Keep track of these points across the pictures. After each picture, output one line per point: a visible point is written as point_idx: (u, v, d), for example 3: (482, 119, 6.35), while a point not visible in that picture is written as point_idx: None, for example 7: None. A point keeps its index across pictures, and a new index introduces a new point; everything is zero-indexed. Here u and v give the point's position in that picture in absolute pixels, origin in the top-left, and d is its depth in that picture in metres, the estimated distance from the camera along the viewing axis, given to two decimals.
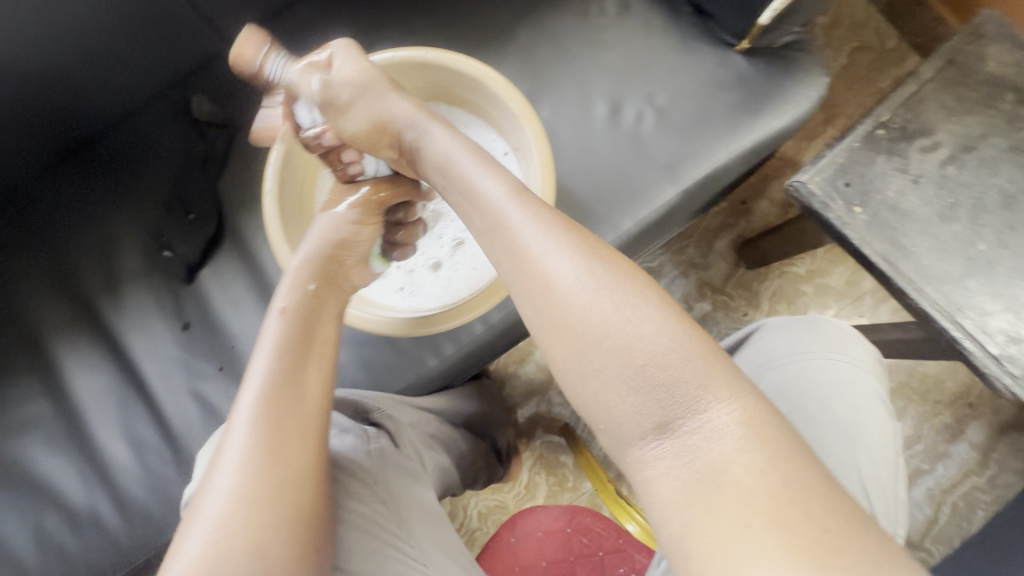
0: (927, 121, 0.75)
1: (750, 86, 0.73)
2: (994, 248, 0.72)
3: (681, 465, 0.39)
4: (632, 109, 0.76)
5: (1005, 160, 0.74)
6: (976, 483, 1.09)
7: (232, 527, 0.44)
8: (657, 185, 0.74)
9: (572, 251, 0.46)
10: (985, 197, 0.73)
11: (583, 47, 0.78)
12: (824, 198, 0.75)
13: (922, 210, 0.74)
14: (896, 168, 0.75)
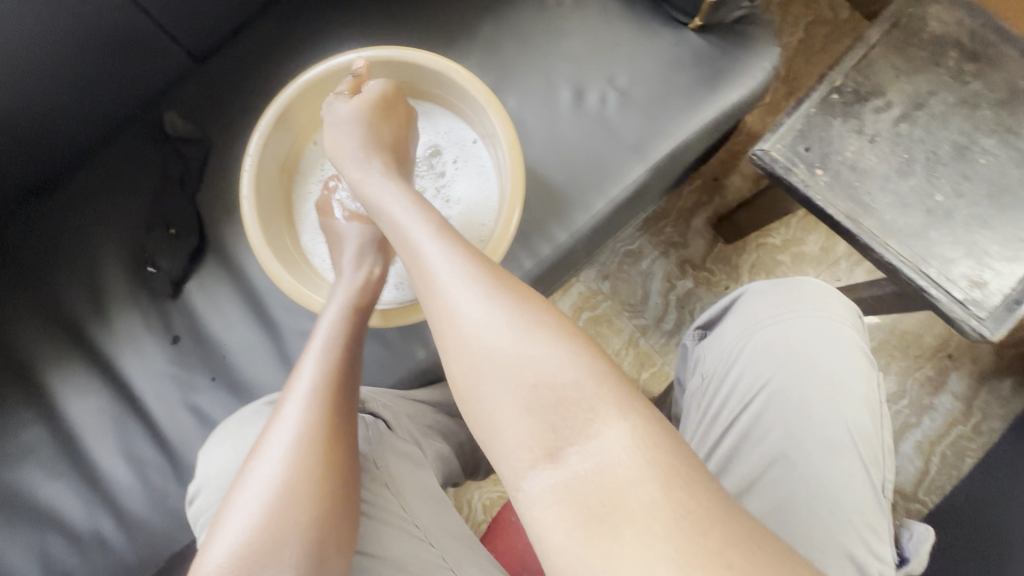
0: (879, 82, 0.79)
1: (706, 62, 0.76)
2: (952, 198, 0.75)
3: (576, 499, 0.38)
4: (596, 93, 0.78)
5: (955, 113, 0.77)
6: (962, 432, 1.12)
7: (289, 496, 0.49)
8: (625, 165, 0.76)
9: (475, 280, 0.46)
10: (940, 151, 0.76)
11: (543, 37, 0.80)
12: (788, 164, 0.77)
13: (881, 168, 0.77)
14: (854, 129, 0.78)
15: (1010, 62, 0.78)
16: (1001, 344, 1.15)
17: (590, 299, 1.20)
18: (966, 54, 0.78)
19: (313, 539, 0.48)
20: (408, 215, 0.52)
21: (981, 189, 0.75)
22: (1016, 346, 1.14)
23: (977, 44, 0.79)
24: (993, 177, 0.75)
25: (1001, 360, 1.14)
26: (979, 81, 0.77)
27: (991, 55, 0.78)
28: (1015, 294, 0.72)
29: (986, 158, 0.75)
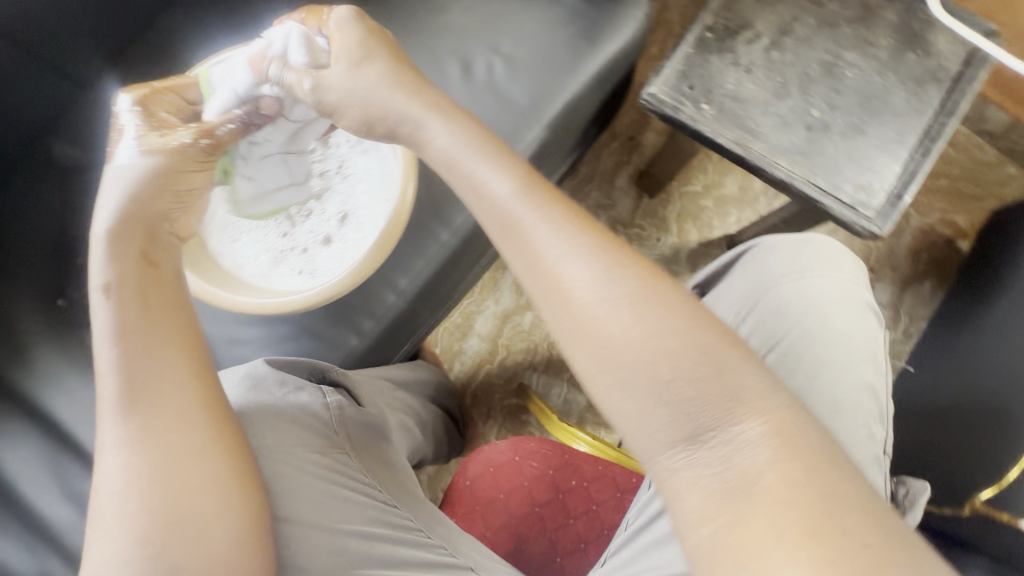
0: (747, 15, 0.83)
1: (581, 19, 0.80)
2: (829, 111, 0.80)
3: (712, 474, 0.44)
4: (484, 63, 0.80)
5: (819, 34, 0.82)
6: (894, 337, 1.19)
7: (132, 492, 0.49)
8: (521, 126, 0.78)
9: (593, 262, 0.48)
10: (812, 69, 0.81)
11: (425, 17, 0.82)
12: (676, 103, 0.81)
13: (761, 93, 0.81)
14: (731, 62, 0.82)
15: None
16: (916, 250, 1.22)
17: None
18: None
19: (171, 524, 0.48)
20: (511, 197, 0.51)
21: (853, 99, 0.80)
22: (929, 249, 1.22)
23: None
24: (861, 87, 0.81)
25: (917, 264, 1.22)
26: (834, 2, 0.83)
27: None
28: (896, 190, 0.78)
29: (852, 71, 0.81)
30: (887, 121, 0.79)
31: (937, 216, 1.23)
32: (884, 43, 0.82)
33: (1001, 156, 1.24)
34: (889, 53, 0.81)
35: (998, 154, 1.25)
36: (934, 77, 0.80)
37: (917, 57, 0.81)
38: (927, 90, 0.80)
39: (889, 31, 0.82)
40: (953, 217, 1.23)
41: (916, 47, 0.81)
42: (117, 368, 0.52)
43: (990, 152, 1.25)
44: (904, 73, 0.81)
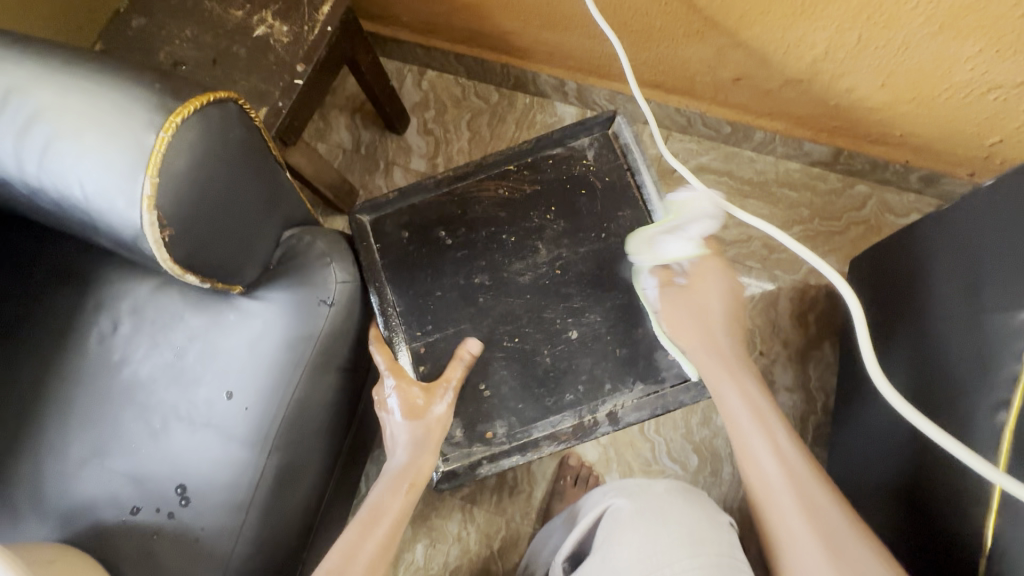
0: (429, 290, 0.76)
1: (275, 313, 0.68)
2: (581, 313, 0.74)
3: (797, 534, 0.51)
4: (188, 402, 0.68)
5: (498, 256, 0.76)
6: (817, 421, 1.04)
7: (340, 542, 0.59)
8: (245, 465, 0.66)
9: (771, 447, 0.56)
10: (527, 294, 0.75)
11: (110, 374, 0.70)
12: (470, 450, 0.71)
13: (516, 350, 0.73)
14: (443, 313, 0.76)
15: (482, 186, 0.80)
16: (801, 313, 1.09)
17: None
18: (453, 222, 0.78)
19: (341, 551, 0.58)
20: (739, 400, 0.60)
21: (588, 285, 0.75)
22: (814, 308, 1.08)
23: (433, 214, 0.79)
24: (599, 280, 0.75)
25: (808, 329, 1.08)
26: (481, 224, 0.78)
27: (458, 195, 0.79)
28: None
29: (562, 262, 0.76)
30: (635, 271, 0.75)
31: (808, 268, 1.10)
32: (552, 219, 0.78)
33: (844, 178, 1.14)
34: (566, 221, 0.77)
35: (842, 178, 1.14)
36: (626, 197, 0.77)
37: (588, 200, 0.78)
38: (634, 212, 0.77)
39: (543, 204, 0.78)
40: None
41: (578, 190, 0.78)
42: (382, 487, 0.64)
43: (832, 178, 1.14)
44: (603, 222, 0.76)
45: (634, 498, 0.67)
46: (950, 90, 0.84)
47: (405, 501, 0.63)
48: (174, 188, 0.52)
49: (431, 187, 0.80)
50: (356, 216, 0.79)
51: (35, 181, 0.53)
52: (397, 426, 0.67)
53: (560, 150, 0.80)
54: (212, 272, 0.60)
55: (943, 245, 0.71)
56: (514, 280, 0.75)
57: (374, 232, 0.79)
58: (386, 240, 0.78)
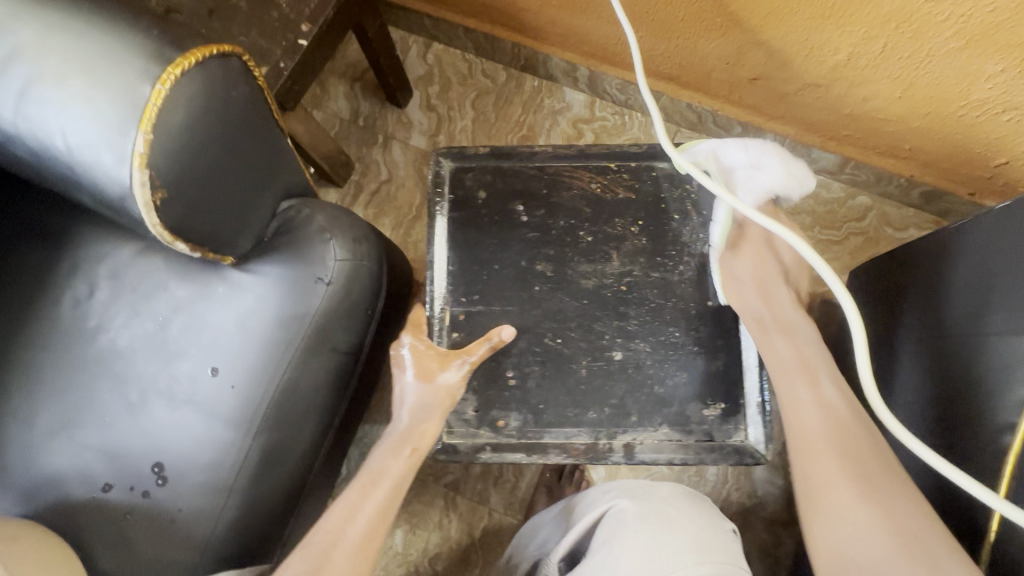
0: (488, 263, 0.74)
1: (268, 288, 0.64)
2: (626, 316, 0.72)
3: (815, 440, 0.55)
4: (168, 377, 0.64)
5: (568, 251, 0.74)
6: None
7: (341, 502, 0.58)
8: (228, 446, 0.62)
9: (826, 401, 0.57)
10: (585, 299, 0.72)
11: (84, 341, 0.66)
12: (475, 434, 0.70)
13: (556, 352, 0.71)
14: (493, 288, 0.73)
15: (575, 173, 0.76)
16: None
17: None
18: (535, 199, 0.75)
19: (331, 514, 0.57)
20: (784, 347, 0.62)
21: (650, 281, 0.72)
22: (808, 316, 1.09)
23: (513, 197, 0.76)
24: (648, 291, 0.72)
25: None
26: (564, 212, 0.75)
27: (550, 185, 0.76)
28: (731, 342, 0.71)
29: (629, 279, 0.73)
30: (688, 277, 0.72)
31: None
32: (635, 232, 0.74)
33: (848, 188, 1.14)
34: (647, 238, 0.74)
35: (846, 188, 1.14)
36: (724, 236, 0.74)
37: (679, 225, 0.74)
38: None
39: (632, 213, 0.75)
40: None
41: (673, 213, 0.74)
42: (383, 446, 0.63)
43: (836, 187, 1.14)
44: (679, 248, 0.73)
45: (636, 499, 0.68)
46: (966, 108, 0.84)
47: (406, 465, 0.61)
48: (170, 147, 0.47)
49: (527, 157, 0.77)
50: (439, 161, 0.78)
51: (10, 128, 0.47)
52: (407, 386, 0.66)
53: (670, 162, 0.77)
54: (204, 241, 0.56)
55: (964, 256, 0.70)
56: (576, 282, 0.72)
57: (455, 180, 0.77)
58: (461, 192, 0.77)
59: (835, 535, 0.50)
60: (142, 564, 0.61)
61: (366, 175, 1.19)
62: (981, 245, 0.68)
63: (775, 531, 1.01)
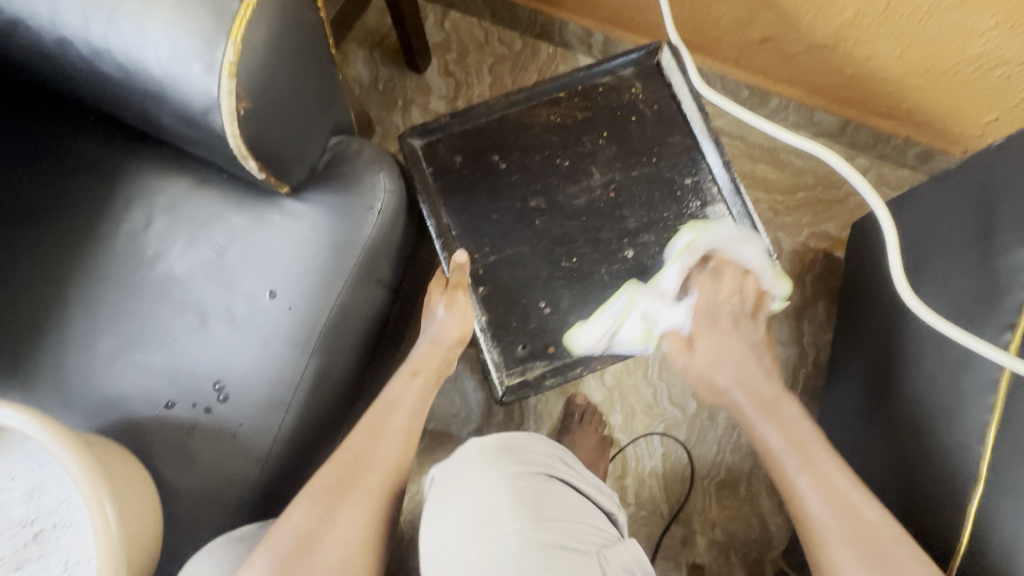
0: (487, 212, 0.80)
1: (321, 216, 0.68)
2: (635, 235, 0.80)
3: (840, 493, 0.55)
4: (227, 301, 0.67)
5: (555, 180, 0.81)
6: (808, 372, 1.11)
7: (355, 435, 0.62)
8: (286, 365, 0.66)
9: (837, 467, 0.56)
10: (583, 216, 0.80)
11: (142, 269, 0.68)
12: (533, 361, 0.77)
13: (574, 270, 0.79)
14: (499, 233, 0.80)
15: (533, 112, 0.83)
16: (801, 273, 1.15)
17: None
18: (507, 146, 0.82)
19: (350, 442, 0.61)
20: (773, 424, 0.61)
21: (641, 207, 0.81)
22: (811, 270, 1.15)
23: (477, 143, 0.82)
24: (632, 206, 0.81)
25: (806, 288, 1.14)
26: (535, 149, 0.82)
27: (501, 126, 0.83)
28: None
29: (615, 184, 0.81)
30: (685, 194, 0.81)
31: (808, 231, 1.17)
32: (605, 144, 0.83)
33: (848, 150, 1.20)
34: (619, 146, 0.82)
35: (846, 150, 1.20)
36: (676, 124, 0.83)
37: (638, 125, 0.83)
38: (684, 139, 0.83)
39: (596, 129, 0.83)
40: (825, 229, 1.16)
41: (629, 116, 0.83)
42: (394, 378, 0.69)
43: (837, 150, 1.20)
44: (653, 147, 0.82)
45: (442, 470, 0.64)
46: (961, 64, 0.90)
47: (420, 388, 0.68)
48: (253, 59, 0.50)
49: (482, 113, 0.83)
50: (406, 141, 0.81)
51: (98, 43, 0.50)
52: (438, 314, 0.74)
53: (608, 78, 0.84)
54: (270, 161, 0.59)
55: (954, 211, 0.74)
56: (570, 202, 0.80)
57: (427, 155, 0.81)
58: (439, 164, 0.81)
59: (838, 551, 0.52)
60: (207, 474, 0.64)
61: (387, 139, 1.22)
62: (971, 192, 0.72)
63: None
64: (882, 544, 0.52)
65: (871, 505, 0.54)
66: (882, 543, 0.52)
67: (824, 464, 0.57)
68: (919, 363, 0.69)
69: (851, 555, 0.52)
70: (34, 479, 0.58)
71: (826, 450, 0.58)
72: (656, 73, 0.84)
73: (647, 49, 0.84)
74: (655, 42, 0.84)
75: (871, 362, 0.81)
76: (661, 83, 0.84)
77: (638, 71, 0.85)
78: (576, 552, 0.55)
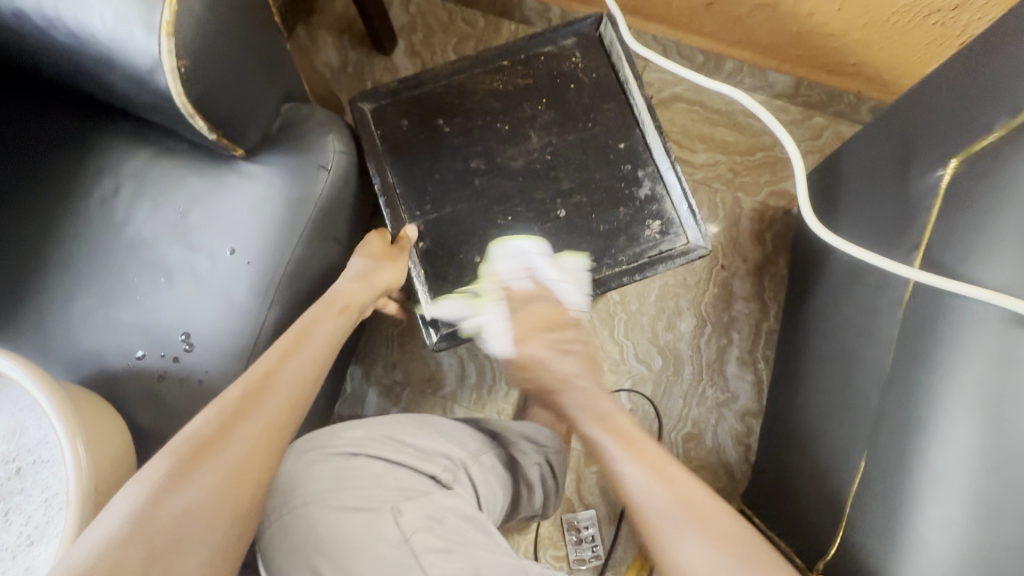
0: (428, 173, 0.85)
1: (275, 176, 0.73)
2: (568, 195, 0.85)
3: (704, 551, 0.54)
4: (190, 259, 0.72)
5: (494, 142, 0.86)
6: (770, 326, 1.14)
7: (259, 367, 0.59)
8: (247, 315, 0.71)
9: (707, 543, 0.54)
10: (520, 177, 0.85)
11: (112, 234, 0.73)
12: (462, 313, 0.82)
13: (508, 228, 0.84)
14: (441, 194, 0.85)
15: (477, 80, 0.88)
16: (761, 231, 1.18)
17: (391, 395, 1.14)
18: (451, 111, 0.87)
19: (250, 375, 0.58)
20: (640, 477, 0.60)
21: (572, 167, 0.85)
22: (771, 228, 1.18)
23: (424, 109, 0.87)
24: (568, 164, 0.85)
25: (766, 246, 1.17)
26: (477, 114, 0.87)
27: (449, 93, 0.88)
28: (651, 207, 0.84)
29: (551, 148, 0.86)
30: (617, 157, 0.85)
31: (768, 190, 1.20)
32: (543, 110, 0.87)
33: (804, 111, 1.23)
34: (556, 112, 0.87)
35: (803, 110, 1.23)
36: (613, 91, 0.87)
37: (575, 92, 0.87)
38: (618, 104, 0.87)
39: (535, 95, 0.87)
40: (783, 188, 1.20)
41: (568, 84, 0.87)
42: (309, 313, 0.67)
43: (794, 110, 1.23)
44: (589, 113, 0.86)
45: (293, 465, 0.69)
46: (897, 14, 0.93)
47: (338, 324, 0.67)
48: (189, 20, 0.55)
49: (429, 79, 0.88)
50: (356, 105, 0.87)
51: (51, 12, 0.55)
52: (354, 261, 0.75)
53: (550, 48, 0.88)
54: (219, 121, 0.64)
55: (877, 151, 0.77)
56: (507, 164, 0.85)
57: (376, 119, 0.87)
58: (386, 128, 0.87)
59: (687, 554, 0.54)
60: (177, 418, 0.69)
61: None
62: (894, 130, 0.75)
63: (748, 420, 1.11)
64: (719, 524, 0.55)
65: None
66: (714, 516, 0.56)
67: (728, 551, 0.53)
68: (847, 298, 0.73)
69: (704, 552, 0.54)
70: (14, 421, 0.63)
71: (726, 523, 0.55)
72: (597, 44, 0.89)
73: (593, 19, 0.88)
74: (597, 15, 0.89)
75: (815, 303, 0.85)
76: (607, 50, 0.88)
77: (580, 42, 0.89)
78: (366, 513, 0.62)
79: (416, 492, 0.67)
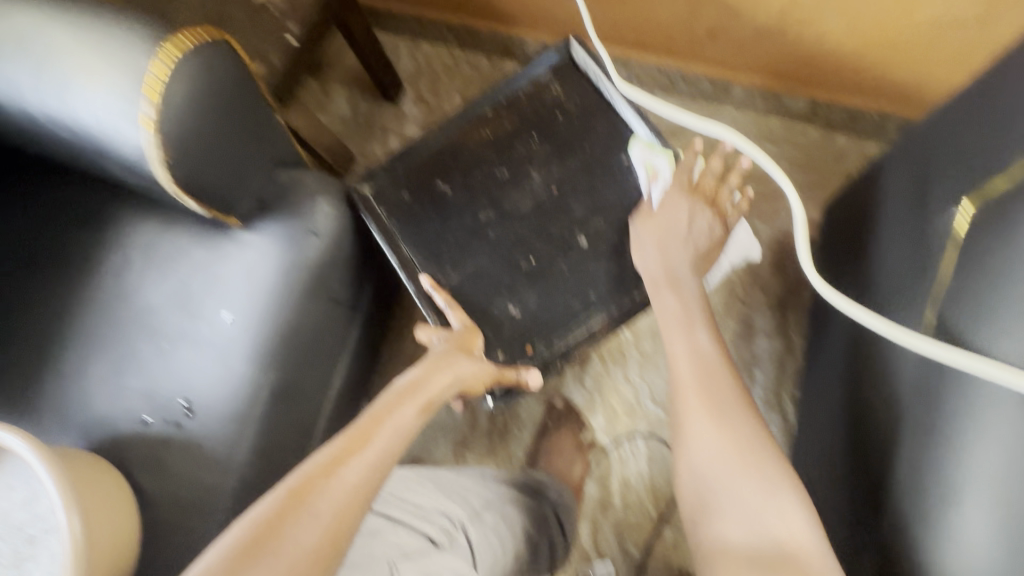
0: (441, 234, 0.83)
1: (269, 243, 0.75)
2: (577, 240, 0.82)
3: (748, 522, 0.55)
4: (192, 326, 0.75)
5: (497, 190, 0.85)
6: (797, 364, 1.07)
7: (363, 421, 0.60)
8: (244, 379, 0.72)
9: (759, 498, 0.57)
10: (528, 220, 0.83)
11: (123, 303, 0.77)
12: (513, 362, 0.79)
13: (533, 270, 0.82)
14: (459, 251, 0.83)
15: (467, 133, 0.87)
16: (783, 261, 1.11)
17: None
18: (449, 170, 0.86)
19: (354, 427, 0.59)
20: (709, 425, 0.63)
21: (585, 192, 0.84)
22: (794, 258, 1.11)
23: (419, 166, 0.86)
24: (571, 208, 0.83)
25: (788, 277, 1.11)
26: (475, 167, 0.86)
27: (441, 148, 0.87)
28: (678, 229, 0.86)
29: (557, 181, 0.84)
30: (621, 179, 0.84)
31: (788, 218, 1.13)
32: (537, 144, 0.86)
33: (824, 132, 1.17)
34: (551, 144, 0.86)
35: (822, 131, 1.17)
36: (602, 112, 0.86)
37: (566, 122, 0.86)
38: (610, 122, 0.86)
39: (526, 134, 0.86)
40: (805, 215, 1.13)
41: (555, 115, 0.86)
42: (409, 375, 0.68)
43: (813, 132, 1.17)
44: (582, 138, 0.85)
45: None
46: (913, 30, 0.87)
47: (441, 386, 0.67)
48: (172, 111, 0.58)
49: (421, 147, 0.87)
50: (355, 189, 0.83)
51: (53, 111, 0.59)
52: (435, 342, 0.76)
53: (527, 83, 0.88)
54: (209, 198, 0.67)
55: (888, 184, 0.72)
56: (516, 208, 0.83)
57: (377, 196, 0.84)
58: (389, 201, 0.84)
59: (722, 521, 0.57)
60: (180, 482, 0.71)
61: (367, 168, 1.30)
62: (906, 160, 0.69)
63: None
64: (755, 490, 0.58)
65: (798, 522, 0.55)
66: (766, 492, 0.57)
67: (755, 485, 0.58)
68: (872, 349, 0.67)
69: (738, 526, 0.55)
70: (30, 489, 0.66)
71: (764, 465, 0.60)
72: (571, 69, 0.88)
73: (553, 48, 0.88)
74: (561, 41, 0.88)
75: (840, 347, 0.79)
76: (578, 78, 0.88)
77: (556, 73, 0.88)
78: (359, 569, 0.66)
79: (412, 550, 0.71)
